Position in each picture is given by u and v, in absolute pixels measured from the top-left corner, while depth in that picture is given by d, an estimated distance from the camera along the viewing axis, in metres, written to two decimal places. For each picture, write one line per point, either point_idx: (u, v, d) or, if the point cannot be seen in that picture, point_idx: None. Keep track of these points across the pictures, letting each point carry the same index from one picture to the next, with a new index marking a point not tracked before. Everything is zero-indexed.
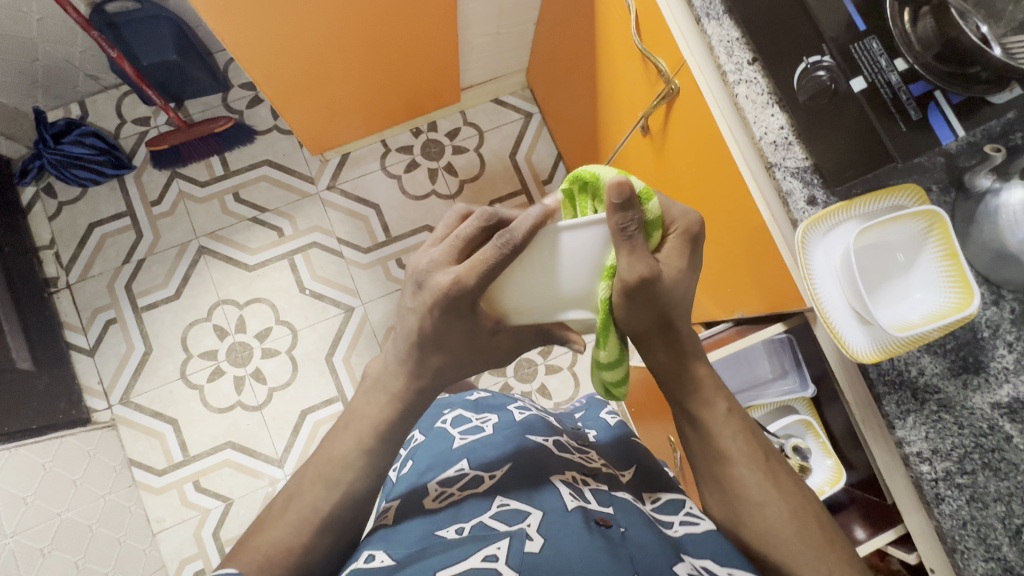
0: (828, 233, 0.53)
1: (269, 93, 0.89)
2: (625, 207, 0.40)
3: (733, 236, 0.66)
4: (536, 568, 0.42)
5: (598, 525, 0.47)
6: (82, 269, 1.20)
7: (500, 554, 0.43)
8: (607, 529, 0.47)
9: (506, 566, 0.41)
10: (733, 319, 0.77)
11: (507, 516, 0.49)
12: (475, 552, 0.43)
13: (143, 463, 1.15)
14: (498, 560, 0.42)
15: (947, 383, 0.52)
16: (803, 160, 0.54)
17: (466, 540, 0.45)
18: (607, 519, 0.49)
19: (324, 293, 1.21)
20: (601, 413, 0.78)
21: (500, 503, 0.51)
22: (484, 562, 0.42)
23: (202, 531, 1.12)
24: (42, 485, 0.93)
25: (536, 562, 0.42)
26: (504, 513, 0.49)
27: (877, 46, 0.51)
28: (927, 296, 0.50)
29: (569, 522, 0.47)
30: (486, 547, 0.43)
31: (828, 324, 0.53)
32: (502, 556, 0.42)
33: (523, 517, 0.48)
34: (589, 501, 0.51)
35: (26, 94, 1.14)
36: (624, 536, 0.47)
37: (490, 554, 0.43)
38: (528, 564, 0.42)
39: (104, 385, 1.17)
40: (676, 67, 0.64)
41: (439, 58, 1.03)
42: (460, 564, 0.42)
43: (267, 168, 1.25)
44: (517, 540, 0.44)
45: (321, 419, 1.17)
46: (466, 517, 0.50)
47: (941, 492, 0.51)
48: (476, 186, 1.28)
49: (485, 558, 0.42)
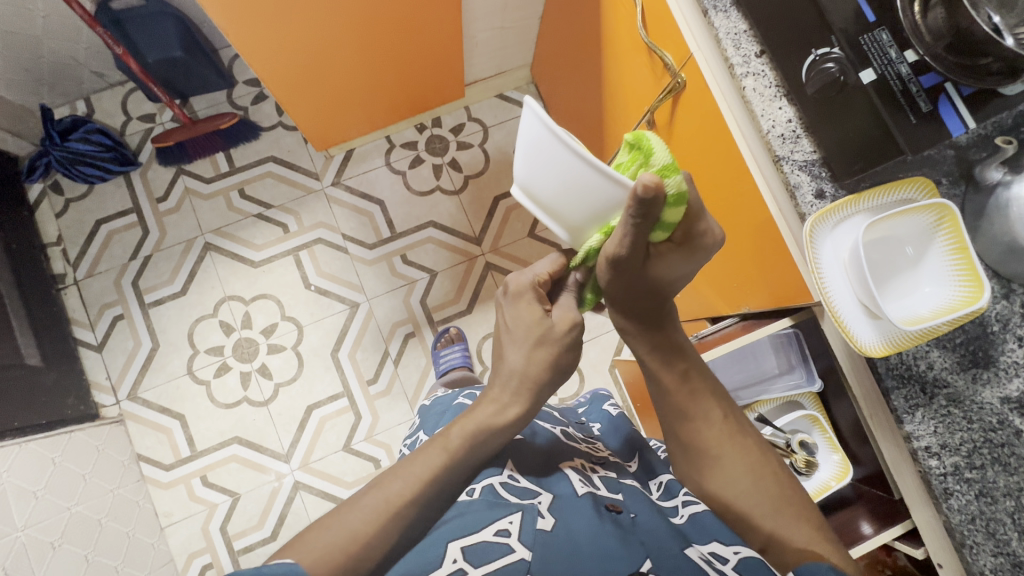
0: (836, 227, 0.53)
1: (274, 88, 0.89)
2: (643, 202, 0.43)
3: (740, 231, 0.66)
4: (547, 546, 0.42)
5: (608, 510, 0.48)
6: (89, 266, 1.21)
7: (512, 528, 0.44)
8: (617, 514, 0.48)
9: (519, 544, 0.42)
10: (740, 315, 0.76)
11: (517, 488, 0.50)
12: (488, 526, 0.44)
13: (150, 458, 1.16)
14: (510, 535, 0.43)
15: (956, 377, 0.52)
16: (811, 153, 0.54)
17: (478, 510, 0.46)
18: (617, 505, 0.50)
19: (329, 289, 1.22)
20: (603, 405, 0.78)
21: (510, 474, 0.52)
22: (496, 536, 0.43)
23: (210, 525, 1.13)
24: (53, 479, 0.94)
25: (547, 540, 0.43)
26: (515, 487, 0.50)
27: (887, 38, 0.50)
28: (936, 290, 0.50)
29: (578, 505, 0.48)
30: (499, 522, 0.44)
31: (835, 318, 0.53)
32: (514, 532, 0.43)
33: (534, 494, 0.49)
34: (599, 488, 0.52)
35: (32, 91, 1.14)
36: (634, 521, 0.48)
37: (502, 529, 0.44)
38: (539, 542, 0.43)
39: (112, 380, 1.17)
40: (682, 60, 0.64)
41: (444, 53, 1.03)
42: (474, 536, 0.43)
43: (272, 165, 1.25)
44: (529, 516, 0.45)
45: (327, 415, 1.17)
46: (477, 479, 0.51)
47: (949, 486, 0.51)
48: (480, 182, 1.27)
49: (498, 533, 0.43)
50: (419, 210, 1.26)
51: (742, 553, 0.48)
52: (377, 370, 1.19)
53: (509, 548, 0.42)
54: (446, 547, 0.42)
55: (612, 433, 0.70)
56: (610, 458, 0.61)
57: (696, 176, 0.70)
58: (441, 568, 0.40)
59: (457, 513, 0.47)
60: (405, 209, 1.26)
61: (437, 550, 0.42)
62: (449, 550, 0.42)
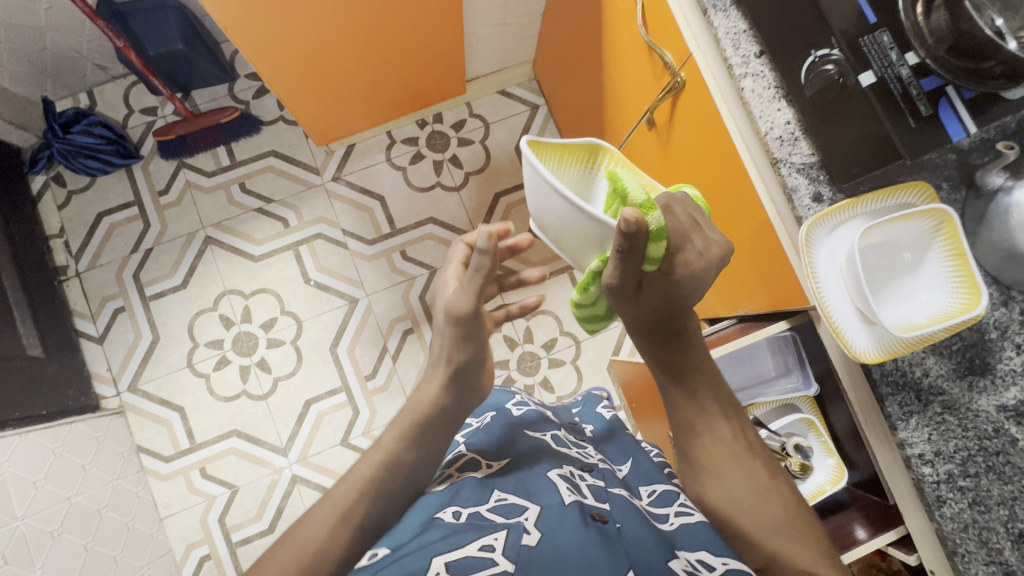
0: (833, 231, 0.52)
1: (275, 84, 0.89)
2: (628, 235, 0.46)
3: (738, 234, 0.65)
4: (532, 565, 0.42)
5: (595, 520, 0.47)
6: (90, 258, 1.22)
7: (497, 544, 0.43)
8: (603, 524, 0.48)
9: (502, 558, 0.42)
10: (738, 316, 0.75)
11: (504, 507, 0.49)
12: (473, 541, 0.43)
13: (150, 450, 1.17)
14: (495, 550, 0.42)
15: (952, 385, 0.51)
16: (809, 156, 0.53)
17: (463, 528, 0.45)
18: (604, 515, 0.49)
19: (329, 284, 1.22)
20: (596, 407, 0.79)
21: (497, 495, 0.51)
22: (480, 551, 0.42)
23: (208, 517, 1.14)
24: (53, 469, 0.95)
25: (531, 557, 0.42)
26: (502, 506, 0.49)
27: (888, 39, 0.50)
28: (933, 297, 0.50)
29: (565, 517, 0.47)
30: (483, 537, 0.44)
31: (830, 323, 0.52)
32: (498, 547, 0.43)
33: (521, 510, 0.48)
34: (586, 496, 0.51)
35: (34, 83, 1.15)
36: (621, 533, 0.47)
37: (487, 544, 0.43)
38: (524, 558, 0.42)
39: (113, 372, 1.18)
40: (681, 59, 0.63)
41: (446, 49, 1.02)
42: (457, 552, 0.42)
43: (273, 159, 1.25)
44: (514, 533, 0.45)
45: (325, 410, 1.18)
46: (462, 501, 0.50)
47: (942, 494, 0.51)
48: (481, 178, 1.27)
49: (482, 547, 0.42)
50: (419, 207, 1.26)
51: (732, 564, 0.48)
52: (375, 366, 1.20)
53: (491, 562, 0.41)
54: (430, 561, 0.41)
55: (603, 437, 0.70)
56: (600, 464, 0.61)
57: (695, 177, 0.69)
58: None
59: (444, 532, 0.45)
60: (405, 205, 1.25)
61: (420, 562, 0.41)
62: (433, 564, 0.41)
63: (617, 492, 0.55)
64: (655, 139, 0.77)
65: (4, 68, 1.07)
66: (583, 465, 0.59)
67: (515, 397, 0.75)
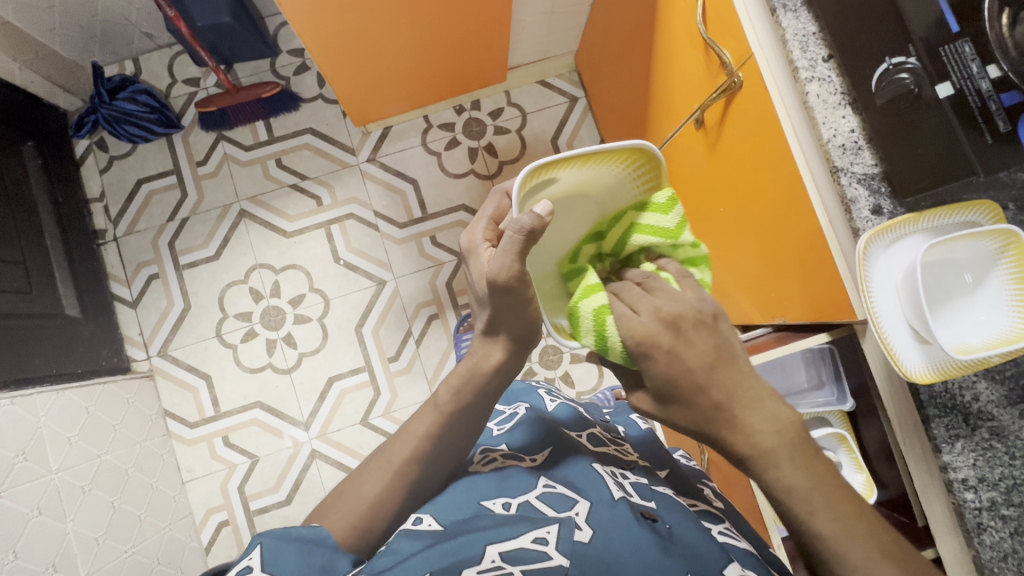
0: (892, 244, 0.50)
1: (322, 61, 0.89)
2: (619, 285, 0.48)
3: (787, 245, 0.62)
4: (586, 558, 0.43)
5: (645, 518, 0.50)
6: (129, 223, 1.24)
7: (549, 538, 0.45)
8: (654, 522, 0.50)
9: (556, 552, 0.43)
10: (774, 325, 0.73)
11: (555, 498, 0.51)
12: (525, 533, 0.46)
13: (176, 415, 1.19)
14: (548, 544, 0.44)
15: (1003, 412, 0.50)
16: (872, 167, 0.52)
17: (514, 521, 0.47)
18: (653, 514, 0.51)
19: (358, 265, 1.23)
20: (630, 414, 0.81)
21: (546, 482, 0.54)
22: (534, 544, 0.44)
23: (229, 484, 1.17)
24: (86, 426, 0.98)
25: (585, 552, 0.44)
26: (551, 496, 0.52)
27: (970, 50, 0.49)
28: (992, 319, 0.47)
29: (615, 513, 0.49)
30: (536, 531, 0.46)
31: (884, 342, 0.49)
32: (552, 541, 0.44)
33: (571, 503, 0.50)
34: (633, 495, 0.53)
35: (84, 48, 1.16)
36: (671, 533, 0.49)
37: (540, 537, 0.45)
38: (577, 552, 0.44)
39: (144, 337, 1.21)
40: (741, 59, 0.61)
41: (492, 33, 1.01)
42: (511, 543, 0.44)
43: (310, 137, 1.26)
44: (566, 527, 0.46)
45: (347, 388, 1.19)
46: (512, 490, 0.53)
47: (983, 521, 0.49)
48: (514, 168, 1.27)
49: (535, 540, 0.44)
50: (452, 193, 1.26)
51: None
52: (399, 348, 1.21)
53: (546, 555, 0.43)
54: (484, 549, 0.43)
55: (639, 439, 0.73)
56: (638, 462, 0.64)
57: (742, 182, 0.68)
58: (479, 565, 0.42)
59: (494, 523, 0.48)
60: (438, 191, 1.26)
61: (472, 551, 0.43)
62: (487, 552, 0.43)
63: (660, 489, 0.57)
64: (703, 140, 0.75)
65: (56, 31, 1.09)
66: (625, 463, 0.62)
67: (543, 388, 0.77)
